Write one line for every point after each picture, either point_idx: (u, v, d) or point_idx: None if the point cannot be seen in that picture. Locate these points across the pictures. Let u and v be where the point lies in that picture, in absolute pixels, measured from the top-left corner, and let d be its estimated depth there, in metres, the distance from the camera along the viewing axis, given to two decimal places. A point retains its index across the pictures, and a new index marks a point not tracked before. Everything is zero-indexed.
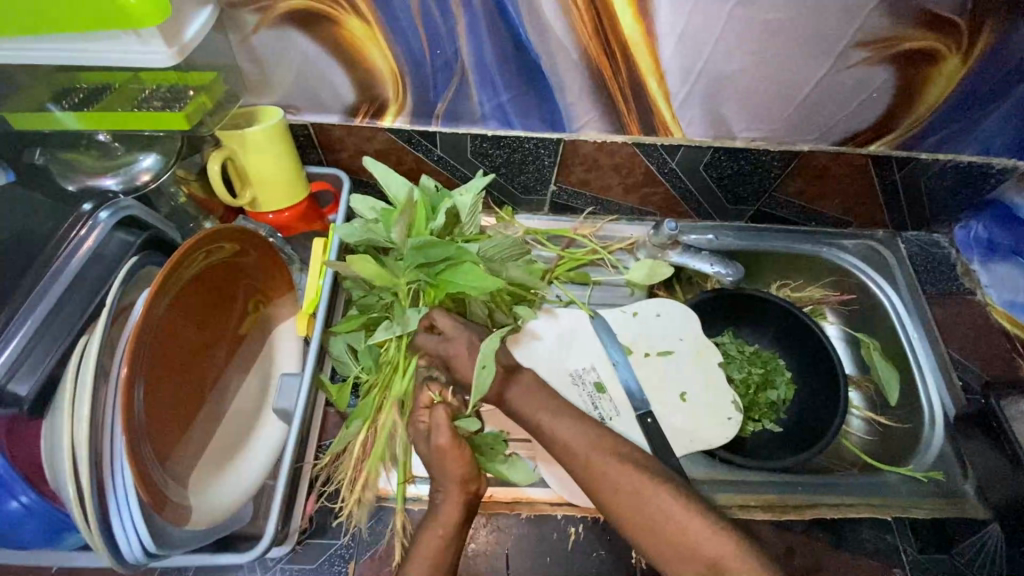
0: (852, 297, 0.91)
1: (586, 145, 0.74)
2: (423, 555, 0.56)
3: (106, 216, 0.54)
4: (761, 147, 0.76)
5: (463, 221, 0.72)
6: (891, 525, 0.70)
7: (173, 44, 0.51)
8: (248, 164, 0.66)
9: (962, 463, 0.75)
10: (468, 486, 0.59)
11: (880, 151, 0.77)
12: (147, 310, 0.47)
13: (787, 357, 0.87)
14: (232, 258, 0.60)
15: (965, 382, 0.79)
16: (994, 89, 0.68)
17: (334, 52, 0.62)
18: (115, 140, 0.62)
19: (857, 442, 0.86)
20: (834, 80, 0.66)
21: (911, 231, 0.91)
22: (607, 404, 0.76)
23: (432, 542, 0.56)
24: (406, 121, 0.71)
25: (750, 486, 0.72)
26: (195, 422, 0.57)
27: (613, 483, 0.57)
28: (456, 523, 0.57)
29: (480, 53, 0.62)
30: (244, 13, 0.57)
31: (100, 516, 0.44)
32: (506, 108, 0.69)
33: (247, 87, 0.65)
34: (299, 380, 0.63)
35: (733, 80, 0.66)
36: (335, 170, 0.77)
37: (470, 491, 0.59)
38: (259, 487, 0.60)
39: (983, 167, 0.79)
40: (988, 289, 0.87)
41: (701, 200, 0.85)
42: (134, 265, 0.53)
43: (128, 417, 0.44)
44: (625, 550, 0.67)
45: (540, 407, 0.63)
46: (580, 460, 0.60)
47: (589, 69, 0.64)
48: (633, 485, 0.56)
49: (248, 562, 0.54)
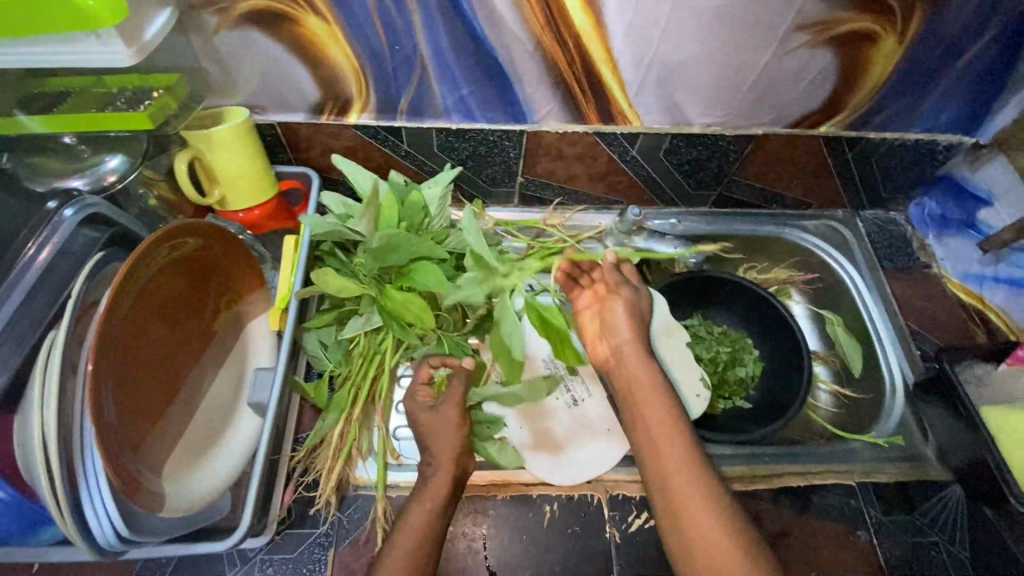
0: (815, 276, 0.94)
1: (549, 135, 0.76)
2: (409, 531, 0.57)
3: (71, 214, 0.56)
4: (717, 132, 0.78)
5: (432, 214, 0.74)
6: (855, 490, 0.73)
7: (133, 45, 0.53)
8: (214, 163, 0.67)
9: (922, 429, 0.78)
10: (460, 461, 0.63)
11: (830, 131, 0.80)
12: (113, 302, 0.48)
13: (755, 337, 0.90)
14: (197, 254, 0.61)
15: (922, 351, 0.83)
16: (932, 67, 0.71)
17: (297, 51, 0.64)
18: (81, 143, 0.63)
19: (824, 416, 0.88)
20: (779, 64, 0.69)
21: (869, 211, 0.95)
22: (566, 393, 0.78)
23: (417, 517, 0.58)
24: (371, 118, 0.73)
25: (718, 458, 0.75)
26: (167, 416, 0.58)
27: (656, 458, 0.59)
28: (441, 507, 0.59)
29: (438, 47, 0.64)
30: (204, 15, 0.59)
31: (72, 504, 0.46)
32: (469, 102, 0.71)
33: (212, 88, 0.67)
34: (273, 373, 0.64)
35: (684, 67, 0.69)
36: (303, 168, 0.78)
37: (460, 462, 0.62)
38: (235, 479, 0.61)
39: (929, 143, 0.83)
40: (943, 262, 0.90)
41: (665, 186, 0.88)
42: (99, 262, 0.54)
43: (96, 405, 0.45)
44: (598, 526, 0.69)
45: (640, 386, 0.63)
46: (640, 421, 0.61)
47: (545, 61, 0.67)
48: (676, 453, 0.58)
49: (226, 549, 0.55)
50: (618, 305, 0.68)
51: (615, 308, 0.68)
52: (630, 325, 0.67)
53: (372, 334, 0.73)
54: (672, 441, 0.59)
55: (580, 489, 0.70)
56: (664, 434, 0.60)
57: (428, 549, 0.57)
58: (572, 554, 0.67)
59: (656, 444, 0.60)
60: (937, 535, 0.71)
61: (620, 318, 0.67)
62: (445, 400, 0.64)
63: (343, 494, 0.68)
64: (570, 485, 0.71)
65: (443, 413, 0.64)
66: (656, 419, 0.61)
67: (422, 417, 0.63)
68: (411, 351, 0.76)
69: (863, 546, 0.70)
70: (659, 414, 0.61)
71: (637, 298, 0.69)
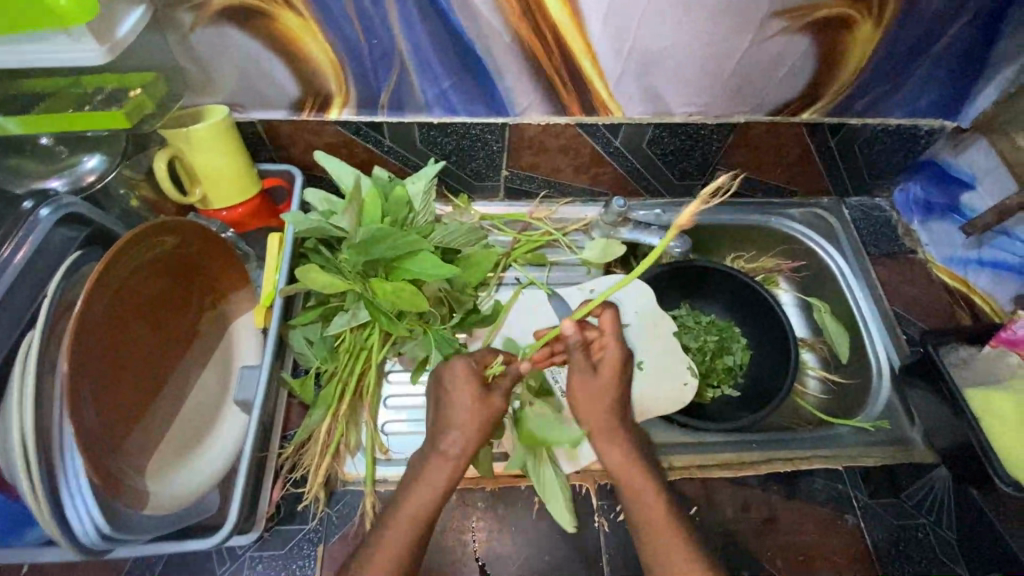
0: (802, 264, 0.94)
1: (531, 127, 0.76)
2: (401, 524, 0.58)
3: (47, 214, 0.56)
4: (699, 120, 0.78)
5: (416, 208, 0.74)
6: (842, 475, 0.74)
7: (105, 42, 0.53)
8: (194, 161, 0.67)
9: (908, 412, 0.78)
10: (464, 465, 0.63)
11: (812, 118, 0.80)
12: (89, 302, 0.49)
13: (743, 326, 0.90)
14: (176, 253, 0.61)
15: (908, 336, 0.83)
16: (910, 51, 0.72)
17: (274, 47, 0.63)
18: (57, 143, 0.63)
19: (812, 402, 0.88)
20: (758, 51, 0.69)
21: (854, 198, 0.95)
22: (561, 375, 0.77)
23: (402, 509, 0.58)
24: (352, 113, 0.72)
25: (706, 447, 0.75)
26: (150, 415, 0.58)
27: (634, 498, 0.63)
28: (447, 484, 0.61)
29: (416, 41, 0.64)
30: (179, 12, 0.58)
31: (53, 502, 0.46)
32: (449, 95, 0.71)
33: (190, 87, 0.67)
34: (258, 370, 0.64)
35: (663, 57, 0.69)
36: (287, 166, 0.78)
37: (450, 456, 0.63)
38: (222, 478, 0.61)
39: (911, 128, 0.83)
40: (927, 247, 0.92)
41: (649, 177, 0.88)
42: (76, 261, 0.55)
43: (72, 404, 0.45)
44: (587, 516, 0.69)
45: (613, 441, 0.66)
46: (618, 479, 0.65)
47: (524, 53, 0.67)
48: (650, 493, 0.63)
49: (213, 546, 0.54)
50: (585, 390, 0.68)
51: (578, 393, 0.68)
52: (596, 412, 0.68)
53: (358, 330, 0.73)
54: (638, 482, 0.64)
55: (570, 480, 0.71)
56: (633, 489, 0.64)
57: (415, 537, 0.58)
58: (561, 544, 0.68)
59: (626, 483, 0.64)
60: (923, 517, 0.71)
61: (591, 402, 0.68)
62: (497, 390, 0.66)
63: (332, 490, 0.69)
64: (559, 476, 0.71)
65: (488, 400, 0.65)
66: (616, 466, 0.65)
67: (462, 398, 0.64)
68: (397, 346, 0.76)
69: (851, 530, 0.71)
70: (627, 462, 0.65)
71: (601, 376, 0.69)
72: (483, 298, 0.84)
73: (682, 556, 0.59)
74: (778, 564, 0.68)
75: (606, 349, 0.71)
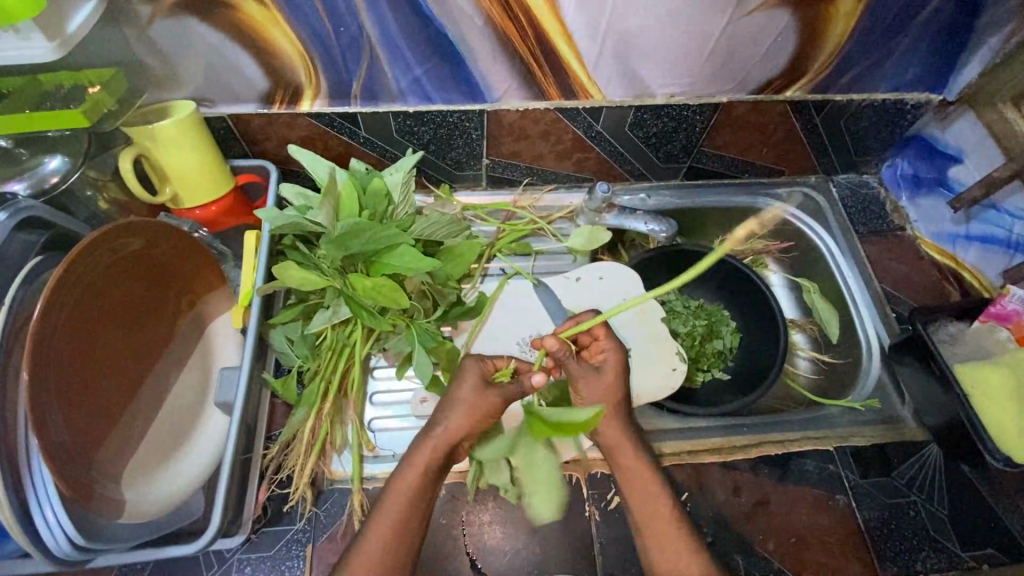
0: (791, 245, 0.92)
1: (510, 114, 0.75)
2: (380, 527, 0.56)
3: (4, 218, 0.54)
4: (681, 102, 0.77)
5: (395, 201, 0.72)
6: (833, 455, 0.73)
7: (54, 38, 0.51)
8: (163, 159, 0.65)
9: (898, 391, 0.78)
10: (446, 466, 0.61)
11: (796, 95, 0.78)
12: (47, 311, 0.47)
13: (734, 310, 0.89)
14: (149, 254, 0.59)
15: (897, 314, 0.83)
16: (894, 23, 0.70)
17: (237, 39, 0.61)
18: (17, 145, 0.61)
19: (803, 382, 0.88)
20: (737, 28, 0.68)
21: (842, 174, 0.94)
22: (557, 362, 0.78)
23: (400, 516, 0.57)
24: (324, 105, 0.71)
25: (697, 434, 0.74)
26: (127, 419, 0.57)
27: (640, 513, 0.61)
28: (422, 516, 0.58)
29: (385, 28, 0.62)
30: (135, 5, 0.56)
31: (21, 513, 0.46)
32: (423, 83, 0.69)
33: (154, 82, 0.65)
34: (238, 372, 0.63)
35: (641, 36, 0.67)
36: (261, 161, 0.76)
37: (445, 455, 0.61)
38: (203, 482, 0.60)
39: (897, 103, 0.82)
40: (915, 224, 0.90)
41: (634, 161, 0.86)
42: (37, 266, 0.53)
43: (36, 419, 0.44)
44: (578, 505, 0.68)
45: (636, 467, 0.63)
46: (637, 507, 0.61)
47: (497, 35, 0.65)
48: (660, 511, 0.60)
49: (195, 553, 0.53)
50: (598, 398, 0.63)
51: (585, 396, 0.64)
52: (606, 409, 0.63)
53: (339, 328, 0.72)
54: (638, 474, 0.62)
55: (559, 470, 0.70)
56: (637, 485, 0.62)
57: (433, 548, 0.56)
58: (552, 535, 0.67)
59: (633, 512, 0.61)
60: (914, 495, 0.71)
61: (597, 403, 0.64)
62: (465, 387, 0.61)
63: (319, 489, 0.68)
64: None
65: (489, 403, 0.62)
66: (629, 464, 0.62)
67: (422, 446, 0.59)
68: (381, 342, 0.75)
69: (843, 510, 0.70)
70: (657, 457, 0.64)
71: (603, 376, 0.65)
72: (468, 290, 0.83)
73: (684, 546, 0.58)
74: (771, 548, 0.68)
75: (608, 352, 0.66)
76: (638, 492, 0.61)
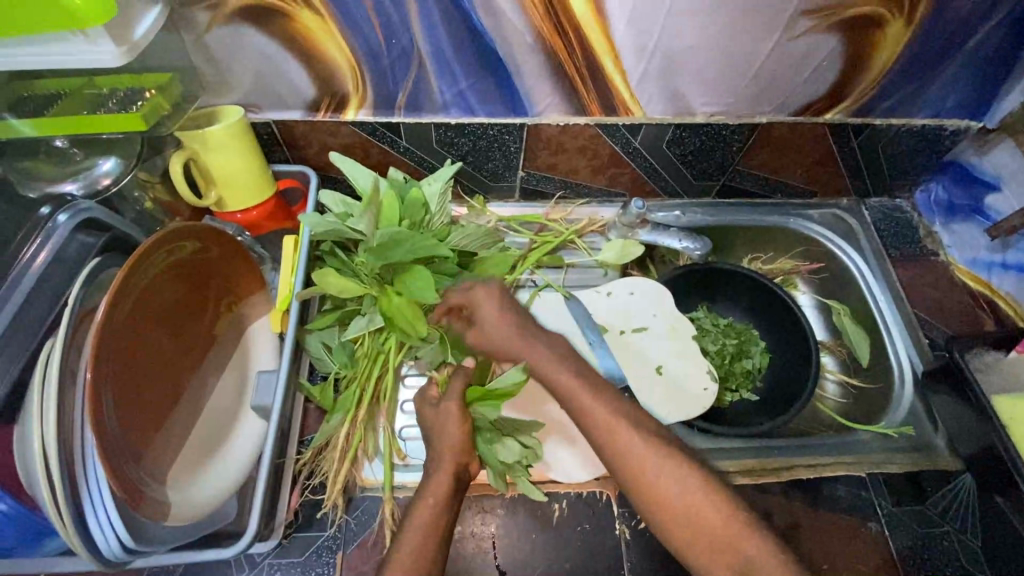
0: (821, 266, 0.92)
1: (550, 127, 0.75)
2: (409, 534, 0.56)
3: (65, 219, 0.57)
4: (721, 121, 0.77)
5: (432, 210, 0.72)
6: (865, 482, 0.73)
7: (122, 44, 0.52)
8: (210, 164, 0.66)
9: (932, 419, 0.77)
10: (464, 460, 0.60)
11: (836, 119, 0.78)
12: (108, 313, 0.48)
13: (763, 329, 0.88)
14: (195, 257, 0.60)
15: (931, 340, 0.81)
16: (939, 51, 0.70)
17: (290, 47, 0.62)
18: (73, 145, 0.62)
19: (832, 406, 0.87)
20: (783, 51, 0.68)
21: (874, 198, 0.94)
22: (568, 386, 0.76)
23: (424, 512, 0.56)
24: (368, 114, 0.71)
25: (728, 453, 0.74)
26: (171, 422, 0.57)
27: (680, 526, 0.53)
28: (448, 518, 0.56)
29: (436, 41, 0.63)
30: (195, 12, 0.57)
31: (76, 514, 0.46)
32: (467, 95, 0.70)
33: (206, 87, 0.66)
34: (276, 376, 0.63)
35: (687, 56, 0.68)
36: (302, 167, 0.77)
37: (461, 466, 0.60)
38: (241, 486, 0.61)
39: (936, 129, 0.82)
40: (949, 250, 0.89)
41: (668, 178, 0.86)
42: (94, 268, 0.54)
43: (96, 421, 0.45)
44: (609, 522, 0.68)
45: (651, 461, 0.55)
46: (663, 513, 0.53)
47: (545, 51, 0.65)
48: (713, 524, 0.52)
49: (234, 555, 0.54)
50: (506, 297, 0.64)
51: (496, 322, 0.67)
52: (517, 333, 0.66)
53: (375, 334, 0.72)
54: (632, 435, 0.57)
55: (590, 486, 0.70)
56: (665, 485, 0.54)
57: None
58: (582, 552, 0.67)
59: (663, 519, 0.54)
60: (948, 525, 0.70)
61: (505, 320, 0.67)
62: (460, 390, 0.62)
63: (350, 496, 0.68)
64: (580, 483, 0.70)
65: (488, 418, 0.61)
66: (638, 454, 0.55)
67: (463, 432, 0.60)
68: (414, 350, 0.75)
69: (875, 536, 0.70)
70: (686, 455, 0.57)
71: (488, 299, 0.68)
72: None
73: None
74: None
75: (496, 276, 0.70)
76: (653, 489, 0.54)
